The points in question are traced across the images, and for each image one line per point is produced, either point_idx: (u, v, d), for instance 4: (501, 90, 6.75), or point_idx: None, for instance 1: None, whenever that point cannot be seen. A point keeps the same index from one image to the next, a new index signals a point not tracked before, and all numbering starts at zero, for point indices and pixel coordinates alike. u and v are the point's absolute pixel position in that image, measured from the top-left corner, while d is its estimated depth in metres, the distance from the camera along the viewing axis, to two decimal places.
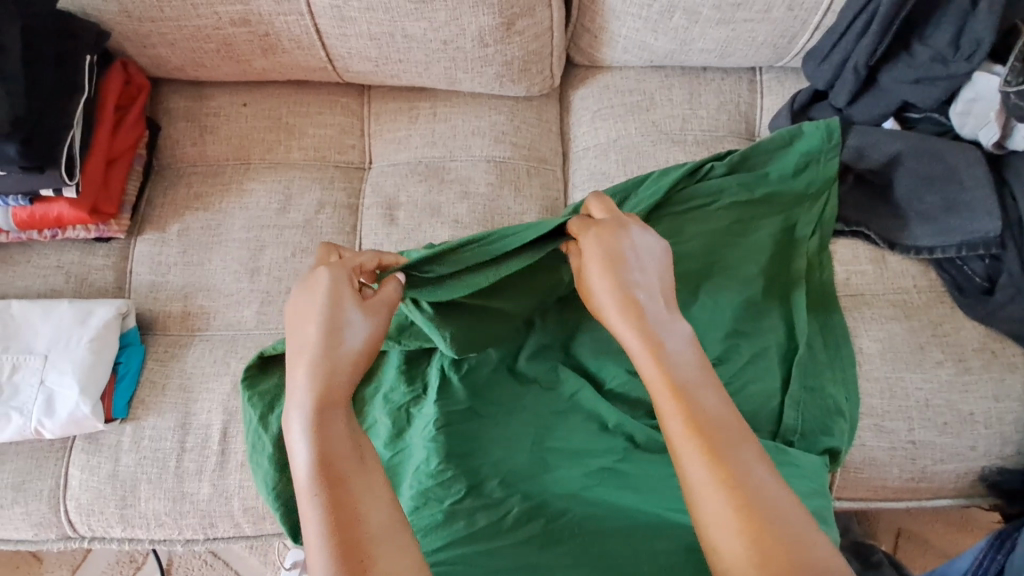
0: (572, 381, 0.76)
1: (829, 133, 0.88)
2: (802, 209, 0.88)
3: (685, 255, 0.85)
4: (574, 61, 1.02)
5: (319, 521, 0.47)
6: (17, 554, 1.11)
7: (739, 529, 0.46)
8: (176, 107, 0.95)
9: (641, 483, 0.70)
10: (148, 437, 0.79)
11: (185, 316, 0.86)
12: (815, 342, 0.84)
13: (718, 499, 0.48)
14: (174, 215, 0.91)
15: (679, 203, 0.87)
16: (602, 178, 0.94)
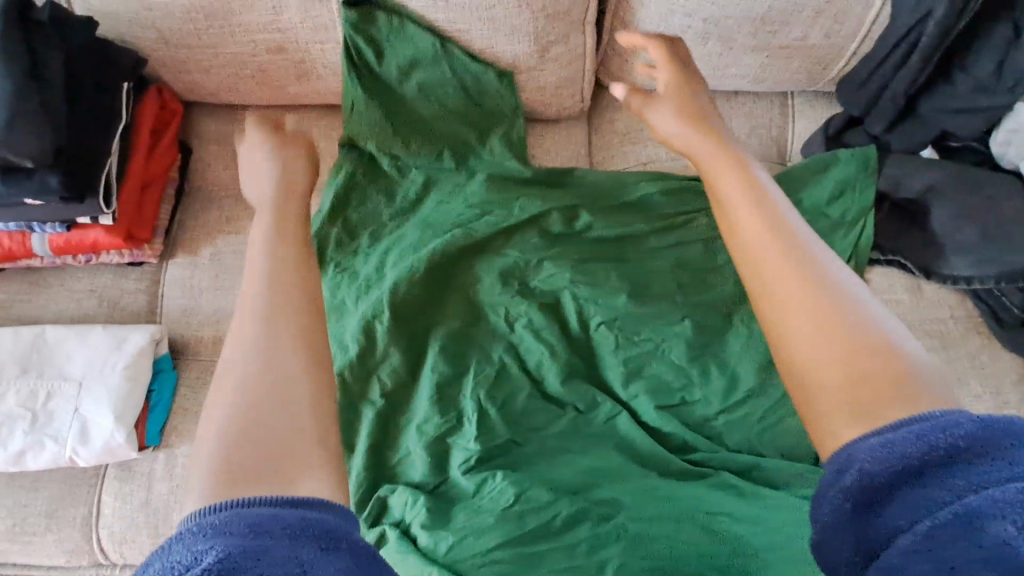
0: (610, 405, 0.79)
1: (864, 157, 0.87)
2: (837, 236, 0.87)
3: (719, 282, 0.85)
4: (603, 84, 1.02)
5: (241, 375, 0.43)
6: None
7: (808, 320, 0.42)
8: (207, 130, 0.96)
9: (681, 494, 0.74)
10: (181, 465, 0.79)
11: (218, 341, 0.86)
12: None
13: (785, 286, 0.44)
14: (207, 239, 0.91)
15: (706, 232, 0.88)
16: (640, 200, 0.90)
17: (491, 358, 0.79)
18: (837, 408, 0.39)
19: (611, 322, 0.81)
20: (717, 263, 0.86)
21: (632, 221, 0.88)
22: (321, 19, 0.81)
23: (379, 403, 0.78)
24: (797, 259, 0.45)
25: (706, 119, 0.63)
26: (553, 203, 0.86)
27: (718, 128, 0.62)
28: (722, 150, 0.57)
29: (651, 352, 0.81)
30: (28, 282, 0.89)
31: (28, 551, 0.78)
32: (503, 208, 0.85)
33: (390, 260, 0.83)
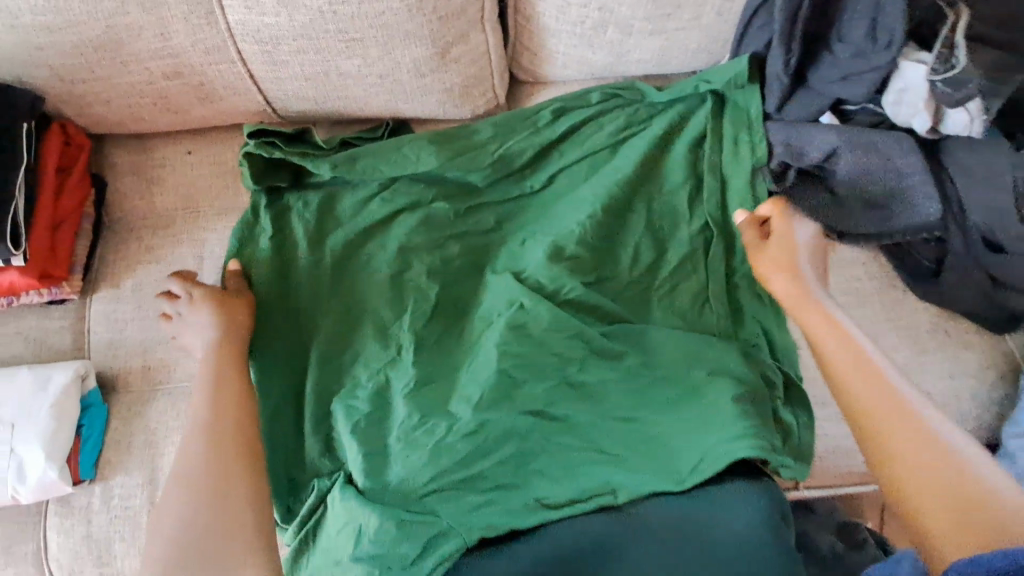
0: (538, 349, 0.86)
1: (738, 77, 0.91)
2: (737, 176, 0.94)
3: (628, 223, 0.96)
4: (518, 77, 1.05)
5: (180, 528, 0.66)
6: None
7: (908, 466, 0.61)
8: (120, 161, 0.96)
9: (586, 427, 0.83)
10: (117, 496, 0.80)
11: (147, 371, 0.86)
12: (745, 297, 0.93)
13: (907, 461, 0.61)
14: (128, 271, 0.91)
15: (607, 194, 0.96)
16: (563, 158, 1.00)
17: (405, 335, 0.88)
18: (949, 543, 0.56)
19: (517, 305, 0.90)
20: (625, 216, 0.96)
21: (524, 196, 1.00)
22: (210, 42, 0.80)
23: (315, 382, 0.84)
24: (912, 426, 0.63)
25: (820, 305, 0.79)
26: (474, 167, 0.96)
27: (828, 316, 0.77)
28: (839, 338, 0.74)
29: (564, 289, 0.91)
30: None
31: None
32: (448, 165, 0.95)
33: (348, 212, 0.94)
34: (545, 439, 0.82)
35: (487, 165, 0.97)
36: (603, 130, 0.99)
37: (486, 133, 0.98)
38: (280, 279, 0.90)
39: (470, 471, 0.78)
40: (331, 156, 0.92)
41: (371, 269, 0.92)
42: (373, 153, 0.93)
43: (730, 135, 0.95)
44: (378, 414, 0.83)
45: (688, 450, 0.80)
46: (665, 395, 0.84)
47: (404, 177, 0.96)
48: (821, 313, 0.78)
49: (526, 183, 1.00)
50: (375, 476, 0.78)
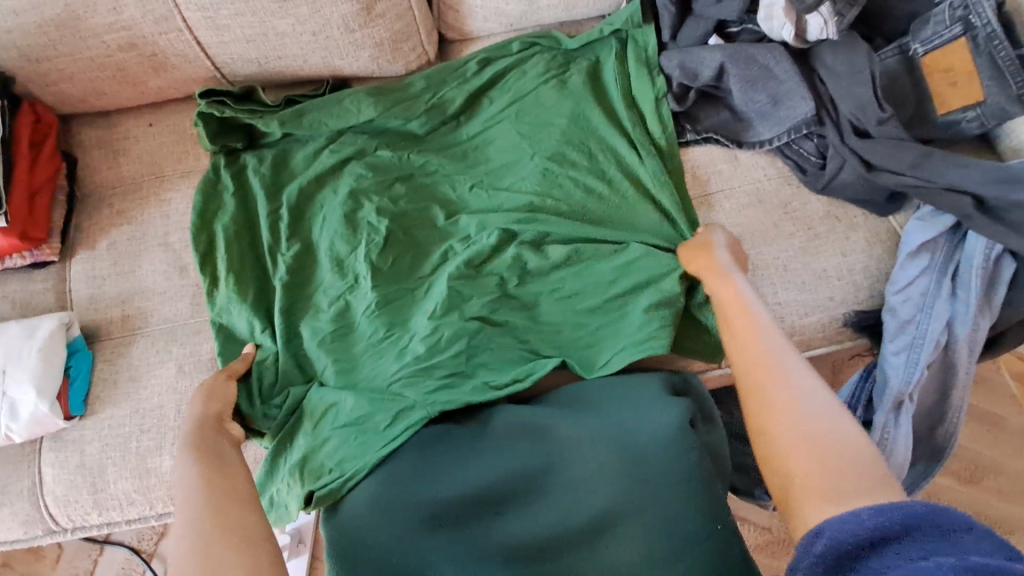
0: (480, 266, 0.95)
1: (631, 15, 1.07)
2: (644, 99, 1.06)
3: (550, 145, 1.04)
4: (447, 37, 1.17)
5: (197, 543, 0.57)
6: (77, 566, 1.38)
7: (777, 430, 0.60)
8: (89, 138, 1.06)
9: (527, 326, 0.93)
10: (108, 426, 0.88)
11: (125, 318, 0.94)
12: (666, 211, 1.00)
13: (776, 431, 0.60)
14: (101, 233, 1.00)
15: (531, 128, 1.06)
16: (493, 99, 1.10)
17: (363, 265, 0.95)
18: (807, 503, 0.54)
19: (465, 236, 0.99)
20: (547, 142, 1.04)
21: (459, 139, 1.08)
22: (158, 12, 0.91)
23: (278, 313, 0.93)
24: (788, 404, 0.62)
25: (740, 293, 0.79)
26: (411, 116, 1.06)
27: (747, 301, 0.77)
28: (749, 322, 0.74)
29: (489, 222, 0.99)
30: None
31: None
32: (387, 116, 1.05)
33: (302, 163, 1.04)
34: (490, 334, 0.91)
35: (422, 113, 1.07)
36: (523, 73, 1.10)
37: (419, 85, 1.09)
38: (244, 227, 0.99)
39: (427, 360, 0.88)
40: (278, 113, 1.02)
41: (325, 214, 1.00)
42: (318, 108, 1.03)
43: (637, 66, 1.06)
44: (342, 331, 0.92)
45: (615, 339, 0.92)
46: (597, 296, 0.94)
47: (345, 129, 1.05)
48: (730, 297, 0.79)
49: (462, 128, 1.09)
50: (348, 373, 0.90)
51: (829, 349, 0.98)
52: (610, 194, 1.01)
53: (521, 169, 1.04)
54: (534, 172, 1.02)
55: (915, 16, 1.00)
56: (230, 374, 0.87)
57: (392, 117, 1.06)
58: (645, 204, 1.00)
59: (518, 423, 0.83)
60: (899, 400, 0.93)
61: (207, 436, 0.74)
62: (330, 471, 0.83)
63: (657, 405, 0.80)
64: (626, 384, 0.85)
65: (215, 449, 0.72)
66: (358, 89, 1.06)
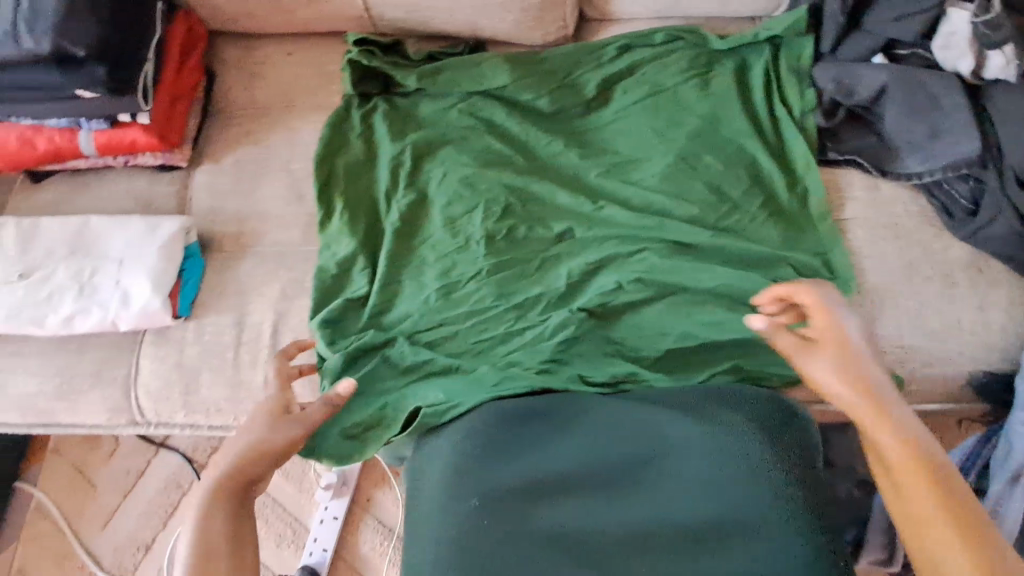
0: (593, 255, 0.93)
1: (796, 23, 1.01)
2: (790, 110, 1.01)
3: (680, 142, 1.01)
4: (586, 15, 1.14)
5: None
6: (132, 463, 1.44)
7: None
8: (230, 58, 1.09)
9: (630, 324, 0.90)
10: (210, 332, 0.90)
11: (239, 234, 0.96)
12: (789, 231, 0.95)
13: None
14: (228, 150, 1.02)
15: (665, 123, 1.03)
16: (628, 86, 1.06)
17: (476, 229, 0.95)
18: None
19: (586, 219, 0.97)
20: (680, 141, 1.01)
21: (585, 123, 1.06)
22: None
23: (385, 258, 0.93)
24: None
25: (916, 440, 0.62)
26: (542, 91, 1.05)
27: (932, 443, 0.62)
28: (941, 508, 0.57)
29: (609, 211, 0.97)
30: (71, 182, 1.00)
31: (75, 406, 0.89)
32: (523, 87, 1.05)
33: (432, 120, 1.03)
34: (593, 327, 0.89)
35: (554, 90, 1.05)
36: (665, 66, 1.06)
37: (556, 61, 1.07)
38: (363, 169, 0.99)
39: (534, 340, 0.88)
40: (417, 69, 1.03)
41: (445, 170, 0.99)
42: (456, 68, 1.03)
43: (788, 78, 1.02)
44: (445, 290, 0.91)
45: (719, 356, 0.89)
46: (709, 307, 0.89)
47: (475, 91, 1.04)
48: (934, 449, 0.62)
49: (591, 113, 1.06)
50: (446, 333, 0.89)
51: (945, 407, 0.91)
52: (734, 204, 0.97)
53: (646, 164, 1.01)
54: (667, 173, 0.99)
55: None
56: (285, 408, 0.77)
57: (526, 88, 1.05)
58: (770, 219, 0.96)
59: (618, 412, 0.79)
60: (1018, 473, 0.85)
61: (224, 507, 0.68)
62: (437, 398, 0.83)
63: (779, 427, 0.76)
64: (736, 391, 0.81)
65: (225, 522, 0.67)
66: (498, 56, 1.06)
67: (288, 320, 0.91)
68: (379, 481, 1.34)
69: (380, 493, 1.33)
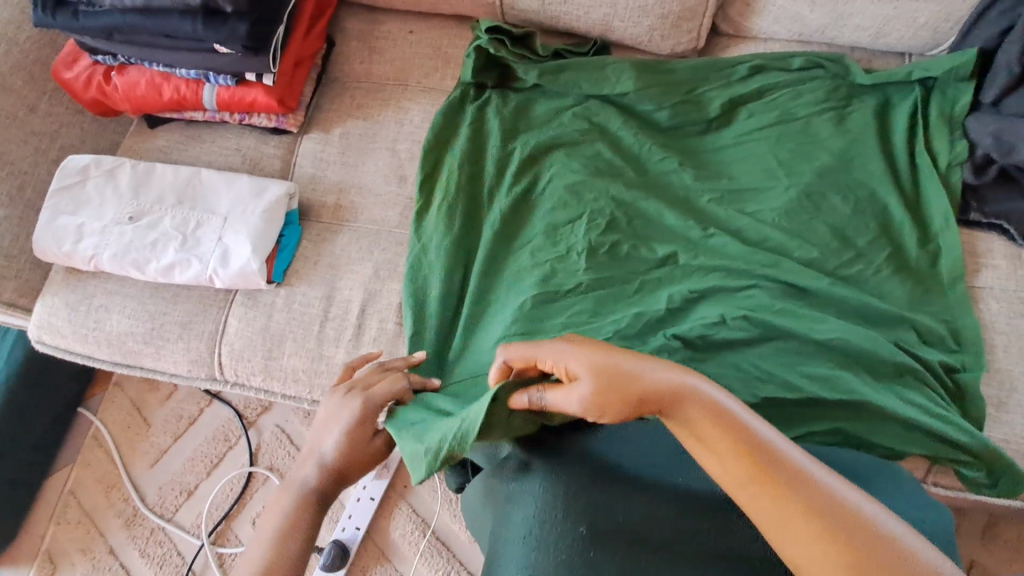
0: (697, 283, 0.88)
1: (960, 67, 0.92)
2: (933, 160, 0.93)
3: (805, 176, 0.94)
4: (718, 29, 1.08)
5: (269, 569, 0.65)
6: (186, 409, 1.48)
7: (808, 529, 0.49)
8: (351, 29, 1.08)
9: (727, 362, 0.85)
10: (298, 302, 0.89)
11: (338, 207, 0.95)
12: (916, 291, 0.87)
13: (803, 531, 0.50)
14: (338, 121, 1.01)
15: (792, 155, 0.96)
16: (755, 110, 1.00)
17: (578, 237, 0.91)
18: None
19: (695, 245, 0.92)
20: (806, 176, 0.94)
21: (702, 142, 1.00)
22: None
23: (481, 254, 0.91)
24: (816, 492, 0.51)
25: (723, 408, 0.55)
26: (665, 103, 1.00)
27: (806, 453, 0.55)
28: (763, 447, 0.53)
29: (719, 240, 0.91)
30: (185, 132, 1.01)
31: (159, 354, 0.90)
32: (647, 96, 0.99)
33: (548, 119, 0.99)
34: (688, 360, 0.84)
35: (677, 103, 1.00)
36: (801, 94, 0.99)
37: (683, 72, 1.02)
38: (469, 159, 0.95)
39: None
40: (539, 65, 0.98)
41: (551, 171, 0.95)
42: (578, 67, 0.99)
43: (938, 124, 0.94)
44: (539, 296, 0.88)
45: (823, 413, 0.82)
46: (818, 359, 0.83)
47: (595, 93, 0.99)
48: (772, 439, 0.54)
49: (710, 134, 1.01)
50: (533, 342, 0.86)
51: None
52: (857, 251, 0.90)
53: (766, 195, 0.95)
54: (788, 209, 0.93)
55: None
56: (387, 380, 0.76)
57: (648, 97, 0.99)
58: (896, 273, 0.88)
59: None
60: None
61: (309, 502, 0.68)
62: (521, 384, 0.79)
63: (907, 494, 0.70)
64: (847, 456, 0.77)
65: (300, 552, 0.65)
66: (624, 59, 1.01)
67: (376, 304, 0.89)
68: None
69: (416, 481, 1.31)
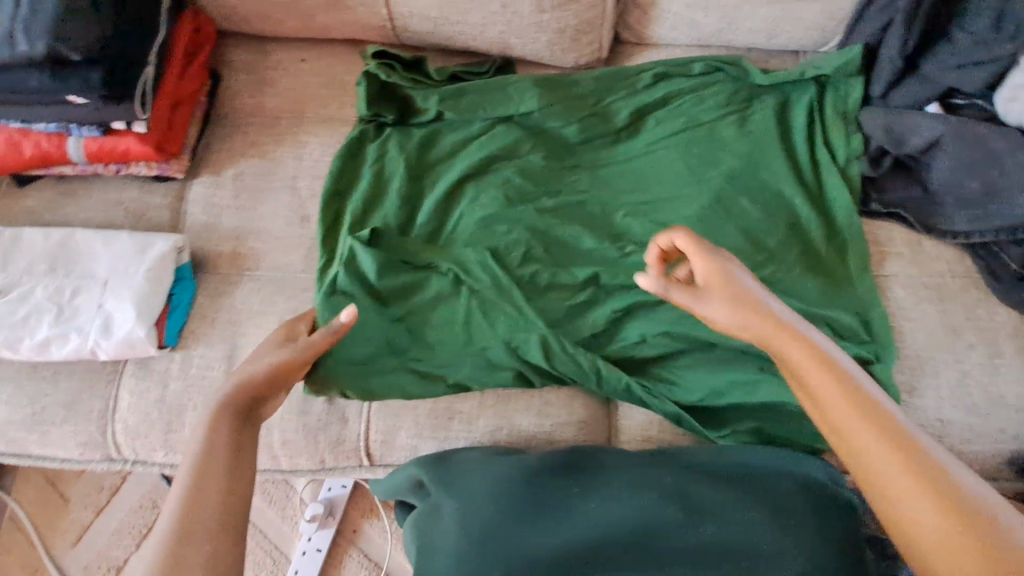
0: (617, 302, 0.86)
1: (848, 64, 0.95)
2: (832, 156, 0.95)
3: (714, 182, 0.94)
4: (621, 37, 1.07)
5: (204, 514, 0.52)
6: (109, 477, 1.36)
7: (893, 467, 0.47)
8: (238, 61, 1.01)
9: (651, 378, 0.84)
10: (196, 366, 0.82)
11: (235, 256, 0.88)
12: (828, 287, 0.89)
13: (893, 477, 0.47)
14: (229, 161, 0.94)
15: (700, 161, 0.96)
16: (661, 118, 1.00)
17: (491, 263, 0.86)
18: (923, 532, 0.44)
19: (613, 262, 0.90)
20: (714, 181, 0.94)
21: (613, 153, 0.99)
22: None
23: None
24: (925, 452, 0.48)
25: (834, 364, 0.55)
26: (573, 118, 0.98)
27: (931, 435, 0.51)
28: (879, 411, 0.51)
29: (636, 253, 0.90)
30: (58, 190, 0.92)
31: (44, 440, 0.81)
32: (552, 113, 0.98)
33: (454, 142, 0.95)
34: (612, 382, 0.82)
35: (584, 118, 0.98)
36: (703, 99, 1.00)
37: (588, 85, 1.00)
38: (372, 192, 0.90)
39: None
40: (438, 90, 0.95)
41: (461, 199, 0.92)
42: (479, 90, 0.96)
43: (834, 121, 0.96)
44: None
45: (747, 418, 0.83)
46: (740, 366, 0.83)
47: (500, 113, 0.96)
48: (894, 412, 0.51)
49: (621, 146, 1.00)
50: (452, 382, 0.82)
51: None
52: (770, 252, 0.91)
53: (679, 203, 0.95)
54: (700, 216, 0.93)
55: None
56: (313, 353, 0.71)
57: (554, 113, 0.98)
58: (807, 271, 0.89)
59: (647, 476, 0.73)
60: None
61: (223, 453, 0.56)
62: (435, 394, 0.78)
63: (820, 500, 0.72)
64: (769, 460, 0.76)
65: (228, 500, 0.52)
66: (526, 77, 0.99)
67: None
68: (367, 511, 1.24)
69: (367, 525, 1.23)
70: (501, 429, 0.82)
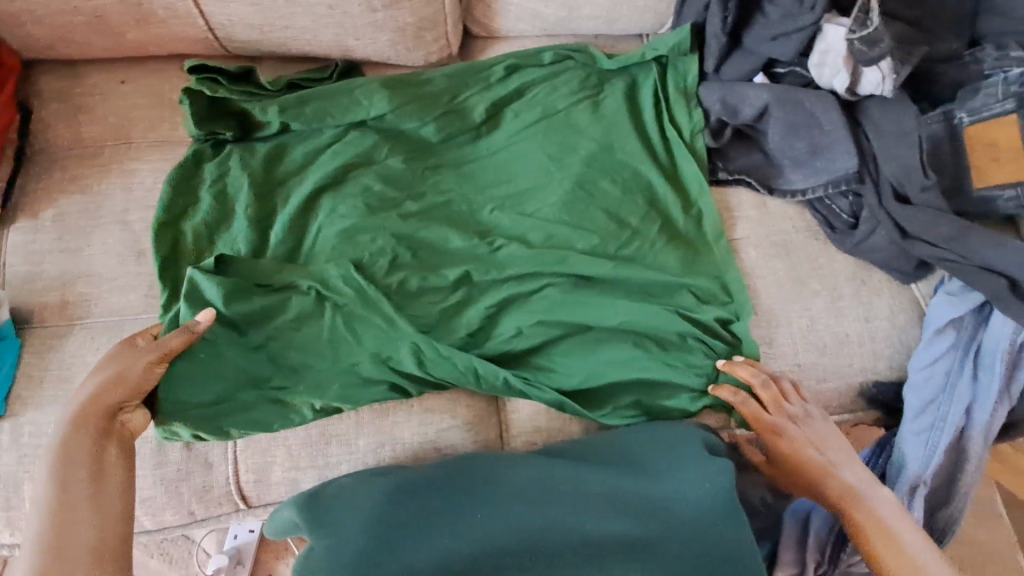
0: (489, 298, 0.86)
1: (681, 43, 1.00)
2: (678, 131, 1.00)
3: (572, 167, 0.96)
4: (471, 32, 1.07)
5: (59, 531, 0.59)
6: None
7: (877, 530, 0.75)
8: (48, 89, 0.91)
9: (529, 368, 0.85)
10: (28, 433, 0.73)
11: (65, 305, 0.80)
12: (687, 257, 0.93)
13: (873, 530, 0.75)
14: (47, 200, 0.85)
15: (557, 147, 0.98)
16: (516, 109, 1.01)
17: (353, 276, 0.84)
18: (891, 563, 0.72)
19: (482, 258, 0.89)
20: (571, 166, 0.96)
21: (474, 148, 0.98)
22: None
23: None
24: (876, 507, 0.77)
25: (815, 450, 0.80)
26: (427, 116, 0.96)
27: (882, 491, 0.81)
28: (847, 482, 0.79)
29: (503, 247, 0.90)
30: None
31: None
32: (404, 113, 0.95)
33: (304, 155, 0.91)
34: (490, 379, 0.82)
35: (439, 115, 0.96)
36: (554, 87, 1.01)
37: (439, 82, 0.99)
38: (217, 217, 0.85)
39: None
40: (278, 101, 0.91)
41: (316, 212, 0.88)
42: (322, 96, 0.92)
43: (676, 97, 1.00)
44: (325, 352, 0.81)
45: (625, 391, 0.86)
46: (612, 344, 0.86)
47: (348, 118, 0.93)
48: (849, 481, 0.79)
49: (482, 140, 0.98)
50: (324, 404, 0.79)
51: (842, 418, 0.93)
52: (632, 230, 0.94)
53: (541, 191, 0.96)
54: (561, 202, 0.94)
55: (963, 84, 0.98)
56: (164, 355, 0.71)
57: (406, 113, 0.95)
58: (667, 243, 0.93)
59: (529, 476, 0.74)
60: (914, 483, 0.88)
61: (77, 468, 0.62)
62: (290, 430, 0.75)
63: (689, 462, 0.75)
64: (640, 433, 0.80)
65: (100, 516, 0.61)
66: (372, 79, 0.96)
67: None
68: (281, 551, 1.17)
69: (283, 564, 1.17)
70: (384, 446, 0.81)
